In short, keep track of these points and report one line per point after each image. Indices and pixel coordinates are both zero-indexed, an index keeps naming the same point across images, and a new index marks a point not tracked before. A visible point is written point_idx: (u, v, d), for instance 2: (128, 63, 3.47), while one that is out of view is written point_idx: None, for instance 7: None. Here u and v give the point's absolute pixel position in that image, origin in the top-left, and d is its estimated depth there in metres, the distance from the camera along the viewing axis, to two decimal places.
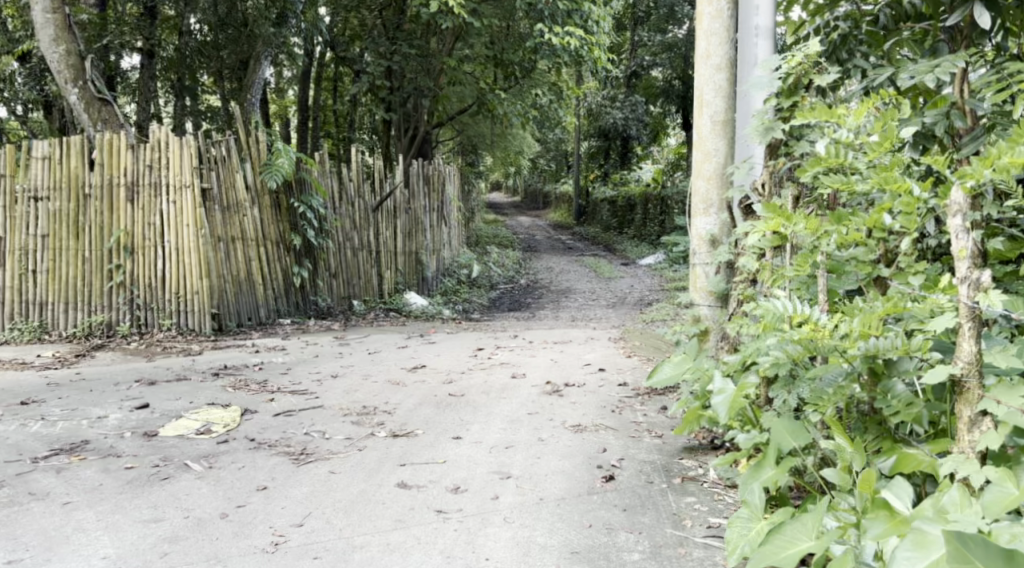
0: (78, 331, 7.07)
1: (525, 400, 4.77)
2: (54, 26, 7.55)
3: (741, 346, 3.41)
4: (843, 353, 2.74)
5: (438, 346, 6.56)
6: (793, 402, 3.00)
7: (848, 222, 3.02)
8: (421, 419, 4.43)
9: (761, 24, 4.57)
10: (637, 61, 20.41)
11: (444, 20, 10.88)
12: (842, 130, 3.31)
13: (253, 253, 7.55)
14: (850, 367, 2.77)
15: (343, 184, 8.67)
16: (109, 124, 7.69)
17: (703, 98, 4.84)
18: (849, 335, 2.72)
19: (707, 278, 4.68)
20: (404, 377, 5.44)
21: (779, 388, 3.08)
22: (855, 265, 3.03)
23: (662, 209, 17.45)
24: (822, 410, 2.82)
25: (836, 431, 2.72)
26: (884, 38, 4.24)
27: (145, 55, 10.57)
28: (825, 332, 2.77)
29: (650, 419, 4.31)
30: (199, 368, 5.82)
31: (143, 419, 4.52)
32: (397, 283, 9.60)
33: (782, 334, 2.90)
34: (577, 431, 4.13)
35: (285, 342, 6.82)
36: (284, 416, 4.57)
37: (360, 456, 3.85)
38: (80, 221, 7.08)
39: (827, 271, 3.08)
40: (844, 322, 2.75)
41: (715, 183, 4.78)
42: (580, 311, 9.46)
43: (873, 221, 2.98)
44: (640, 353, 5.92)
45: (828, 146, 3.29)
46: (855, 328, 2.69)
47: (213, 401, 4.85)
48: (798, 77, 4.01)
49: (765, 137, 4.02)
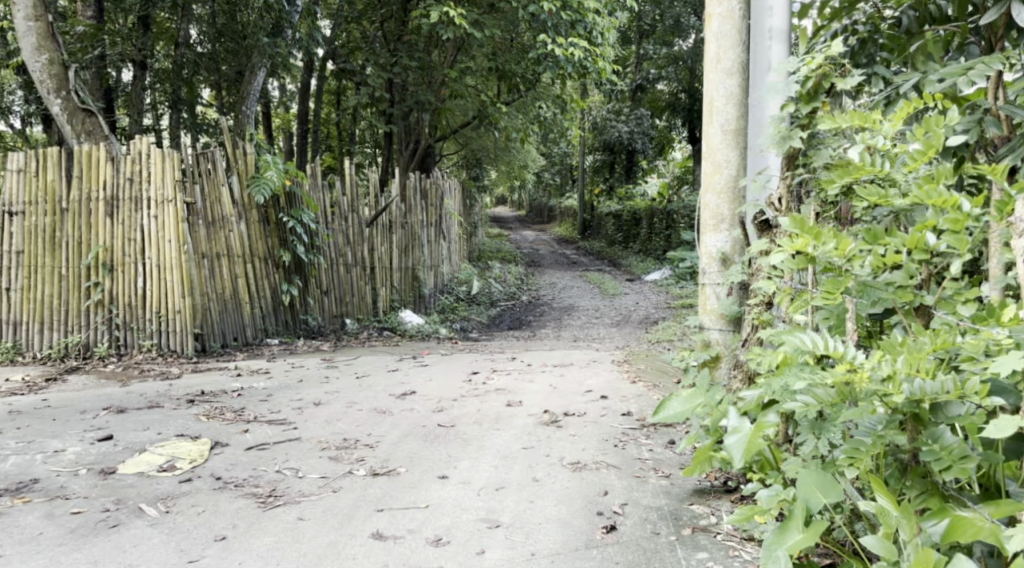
0: (53, 352, 6.67)
1: (521, 432, 4.39)
2: (36, 34, 7.19)
3: (759, 381, 3.06)
4: (883, 399, 2.42)
5: (432, 369, 6.16)
6: (823, 449, 2.68)
7: (885, 241, 2.67)
8: (405, 455, 4.05)
9: (774, 26, 4.23)
10: (643, 74, 20.06)
11: (445, 31, 10.47)
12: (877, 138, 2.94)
13: (239, 269, 7.19)
14: (888, 413, 2.46)
15: (337, 198, 8.33)
16: (91, 136, 7.32)
17: (712, 106, 4.47)
18: (890, 378, 2.40)
19: (718, 299, 4.34)
20: (392, 405, 5.05)
21: (806, 432, 2.74)
22: (893, 292, 2.64)
23: (667, 224, 17.04)
24: (859, 465, 2.50)
25: (878, 490, 2.40)
26: (906, 41, 3.87)
27: (137, 66, 10.20)
28: (863, 375, 2.44)
29: (657, 456, 3.93)
30: (175, 394, 5.45)
31: (103, 453, 4.14)
32: (391, 301, 9.23)
33: (813, 376, 2.57)
34: (576, 469, 3.75)
35: (270, 365, 6.46)
36: (256, 450, 4.20)
37: (334, 499, 3.50)
38: (57, 236, 6.73)
39: (857, 296, 2.70)
40: (885, 362, 2.42)
41: (727, 199, 4.40)
42: (582, 330, 9.07)
43: (913, 241, 2.62)
44: (645, 379, 5.52)
45: (861, 155, 2.92)
46: (899, 368, 2.37)
47: (183, 433, 4.48)
48: (818, 81, 3.63)
49: (783, 146, 3.67)
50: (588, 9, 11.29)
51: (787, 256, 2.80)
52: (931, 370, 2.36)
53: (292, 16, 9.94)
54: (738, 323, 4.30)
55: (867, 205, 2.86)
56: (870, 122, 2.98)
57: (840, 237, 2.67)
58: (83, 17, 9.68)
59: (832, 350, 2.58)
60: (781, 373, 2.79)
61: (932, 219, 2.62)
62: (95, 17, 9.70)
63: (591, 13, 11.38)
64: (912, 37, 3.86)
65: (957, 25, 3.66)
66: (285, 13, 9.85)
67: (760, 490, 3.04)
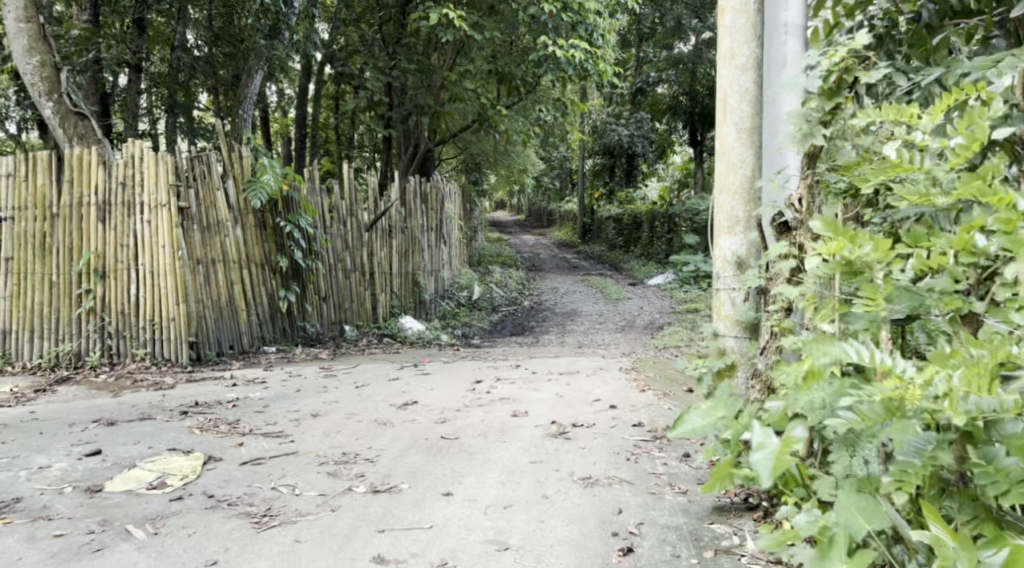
0: (44, 361, 6.45)
1: (527, 444, 4.20)
2: (27, 35, 7.01)
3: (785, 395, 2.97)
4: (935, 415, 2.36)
5: (433, 377, 5.97)
6: (861, 469, 2.63)
7: (929, 245, 2.53)
8: (407, 469, 3.87)
9: (789, 20, 4.05)
10: (642, 78, 19.88)
11: (444, 33, 10.28)
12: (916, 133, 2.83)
13: (235, 275, 7.00)
14: (939, 433, 2.39)
15: (336, 202, 8.15)
16: (84, 140, 7.11)
17: (726, 103, 4.28)
18: (944, 395, 2.33)
19: (733, 305, 4.17)
20: (392, 416, 4.86)
21: (840, 451, 2.70)
22: (938, 299, 2.51)
23: (669, 228, 16.86)
24: (908, 488, 2.44)
25: (933, 519, 2.29)
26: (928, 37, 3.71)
27: (132, 70, 9.99)
28: (916, 392, 2.38)
29: (672, 470, 3.74)
30: (168, 405, 5.26)
31: (90, 469, 3.95)
32: (391, 307, 9.04)
33: (857, 392, 2.52)
34: (588, 485, 3.58)
35: (267, 374, 6.27)
36: (252, 465, 4.01)
37: (332, 519, 3.34)
38: (48, 242, 6.52)
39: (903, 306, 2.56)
40: (938, 379, 2.36)
41: (742, 200, 4.21)
42: (587, 336, 8.88)
43: (961, 242, 2.49)
44: (655, 387, 5.33)
45: (899, 152, 2.80)
46: (955, 386, 2.30)
47: (175, 447, 4.29)
48: (841, 75, 3.43)
49: (804, 144, 3.50)
50: (589, 10, 11.11)
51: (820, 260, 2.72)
52: (989, 387, 2.28)
53: (289, 18, 9.74)
54: (755, 330, 4.13)
55: (902, 205, 2.70)
56: (907, 117, 2.88)
57: (878, 242, 2.60)
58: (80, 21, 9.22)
59: (878, 362, 2.53)
60: (808, 390, 2.73)
61: (979, 219, 2.48)
62: (92, 21, 9.30)
63: (592, 15, 11.21)
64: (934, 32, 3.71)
65: (982, 17, 3.53)
66: (283, 15, 9.65)
67: (796, 515, 2.86)
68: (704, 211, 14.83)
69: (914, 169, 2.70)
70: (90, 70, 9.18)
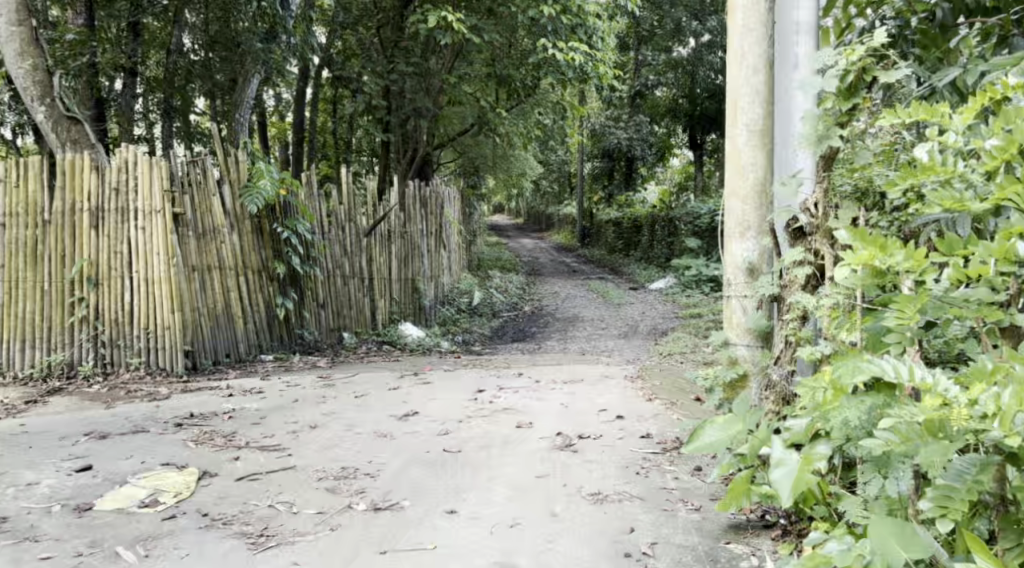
0: (35, 372, 6.22)
1: (533, 457, 4.08)
2: (19, 39, 6.85)
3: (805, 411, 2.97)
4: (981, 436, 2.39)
5: (435, 386, 5.84)
6: (895, 492, 2.69)
7: (965, 252, 2.56)
8: (409, 485, 3.74)
9: (801, 18, 3.89)
10: (641, 81, 19.75)
11: (443, 36, 10.11)
12: (948, 133, 2.76)
13: (232, 283, 6.88)
14: (983, 454, 2.44)
15: (333, 208, 8.04)
16: (77, 145, 6.95)
17: (737, 105, 4.14)
18: (990, 415, 2.37)
19: (745, 314, 4.02)
20: (393, 428, 4.72)
21: (872, 473, 2.76)
22: (978, 308, 2.53)
23: (669, 232, 16.70)
24: (953, 515, 2.47)
25: (979, 551, 2.33)
26: (940, 35, 3.62)
27: (127, 74, 9.83)
28: (964, 412, 2.40)
29: (683, 485, 3.62)
30: (163, 417, 5.12)
31: (80, 486, 3.81)
32: (391, 313, 8.90)
33: (896, 412, 2.54)
34: (596, 502, 3.47)
35: (265, 383, 6.14)
36: (248, 481, 3.88)
37: (332, 539, 3.25)
38: (38, 249, 6.28)
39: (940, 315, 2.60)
40: (984, 398, 2.39)
41: (753, 205, 4.07)
42: (589, 342, 8.73)
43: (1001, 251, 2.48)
44: (662, 396, 5.20)
45: (930, 155, 2.75)
46: (1007, 405, 2.33)
47: (168, 462, 4.14)
48: (858, 75, 3.34)
49: (820, 146, 3.43)
50: (588, 13, 10.96)
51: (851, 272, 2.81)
52: None
53: (286, 21, 9.59)
54: (768, 339, 3.98)
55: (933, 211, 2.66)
56: (938, 117, 2.80)
57: (909, 248, 2.65)
58: (74, 24, 9.01)
59: (918, 381, 2.52)
60: (839, 407, 2.76)
61: (1018, 225, 2.49)
62: (87, 24, 9.15)
63: (592, 18, 11.06)
64: (948, 32, 3.61)
65: (1000, 17, 3.41)
66: (279, 18, 9.51)
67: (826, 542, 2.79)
68: (705, 215, 14.67)
69: (944, 173, 2.64)
70: (85, 73, 9.01)
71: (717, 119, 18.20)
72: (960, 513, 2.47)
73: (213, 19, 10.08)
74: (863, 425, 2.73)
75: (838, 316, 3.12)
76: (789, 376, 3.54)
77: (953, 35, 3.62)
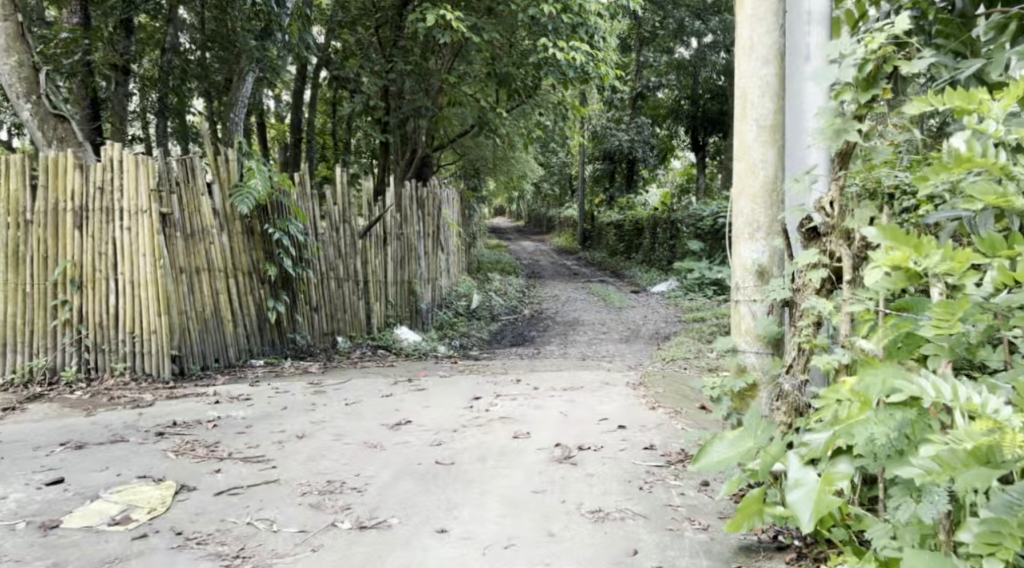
0: (15, 377, 5.92)
1: (530, 470, 3.86)
2: (5, 35, 6.52)
3: (823, 427, 2.81)
4: None
5: (429, 394, 5.61)
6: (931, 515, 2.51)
7: (1010, 253, 2.53)
8: (397, 500, 3.52)
9: (813, 8, 3.75)
10: (643, 83, 19.60)
11: (441, 36, 9.88)
12: (988, 121, 2.70)
13: (221, 284, 6.66)
14: None
15: (327, 208, 7.81)
16: (65, 144, 6.65)
17: (746, 98, 3.89)
18: None
19: (755, 319, 3.80)
20: (384, 438, 4.49)
21: (904, 496, 2.62)
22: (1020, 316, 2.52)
23: (671, 234, 16.44)
24: (1004, 554, 2.37)
25: None
26: (961, 26, 3.37)
27: (120, 72, 9.53)
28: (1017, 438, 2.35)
29: (690, 502, 3.41)
30: (144, 426, 4.90)
31: (49, 501, 3.60)
32: (386, 317, 8.68)
33: (937, 438, 2.48)
34: (597, 520, 3.27)
35: (253, 389, 5.91)
36: (227, 495, 3.66)
37: (313, 562, 3.05)
38: (18, 251, 5.98)
39: (979, 323, 2.59)
40: None
41: (762, 204, 3.84)
42: (590, 347, 8.49)
43: None
44: (666, 405, 4.97)
45: (970, 144, 2.69)
46: None
47: (145, 474, 3.92)
48: (879, 65, 3.15)
49: (836, 141, 3.19)
50: (590, 11, 10.68)
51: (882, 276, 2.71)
52: None
53: (282, 19, 9.18)
54: (778, 346, 3.77)
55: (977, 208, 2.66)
56: (977, 104, 2.73)
57: (946, 248, 2.62)
58: (69, 22, 8.44)
59: (965, 402, 2.47)
60: (866, 421, 2.64)
61: None
62: (82, 24, 8.45)
63: (593, 17, 10.77)
64: (968, 24, 3.37)
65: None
66: (276, 16, 9.11)
67: None
68: (707, 217, 14.42)
69: (984, 164, 2.62)
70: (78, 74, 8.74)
71: (720, 120, 17.99)
72: (1008, 551, 2.38)
73: (209, 17, 9.84)
74: (889, 443, 2.63)
75: (869, 320, 2.89)
76: (802, 387, 3.35)
77: (975, 26, 3.38)
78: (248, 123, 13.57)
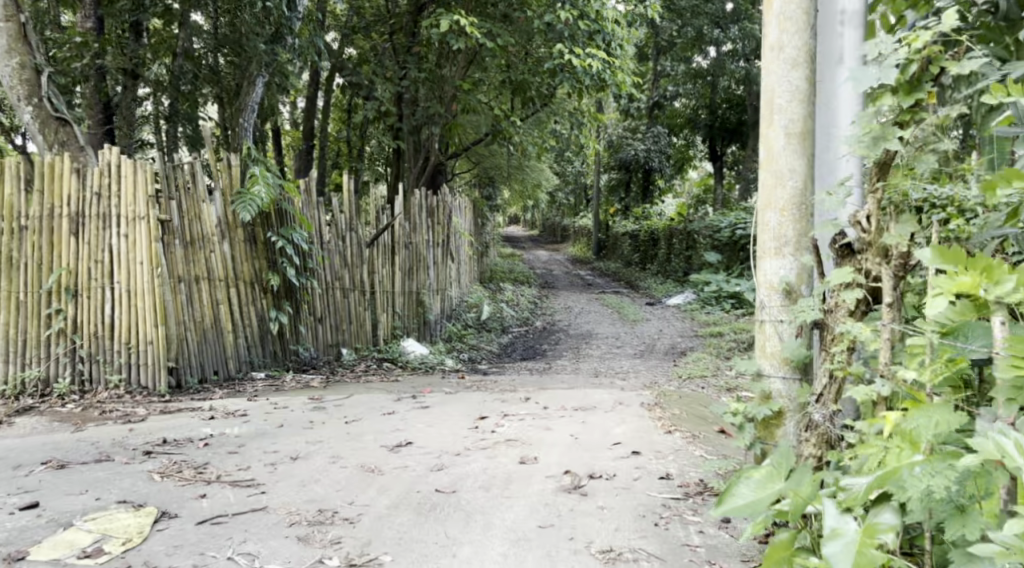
0: (6, 388, 5.68)
1: (536, 501, 3.60)
2: (6, 35, 6.19)
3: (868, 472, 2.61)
4: None
5: (434, 412, 5.33)
6: None
7: None
8: (392, 535, 3.33)
9: (847, 8, 3.51)
10: (660, 92, 19.29)
11: (455, 42, 9.58)
12: None
13: (221, 294, 6.41)
14: None
15: (334, 216, 7.56)
16: (67, 147, 6.31)
17: (772, 102, 3.60)
18: None
19: (781, 341, 3.53)
20: (382, 461, 4.22)
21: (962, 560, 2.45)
22: None
23: (688, 244, 16.12)
24: None
25: None
26: (1007, 29, 3.01)
27: (127, 76, 8.80)
28: None
29: (710, 544, 3.23)
30: (133, 443, 4.64)
31: (19, 529, 3.36)
32: (395, 328, 8.42)
33: None
34: (607, 563, 3.12)
35: (251, 405, 5.65)
36: (211, 525, 3.42)
37: None
38: (13, 257, 5.77)
39: None
40: None
41: (792, 218, 3.55)
42: (603, 362, 8.20)
43: None
44: (682, 429, 4.69)
45: None
46: None
47: (126, 499, 3.66)
48: (923, 67, 2.91)
49: (874, 149, 2.97)
50: (608, 18, 10.32)
51: (943, 304, 2.56)
52: None
53: (293, 22, 8.85)
54: (807, 371, 3.51)
55: None
56: None
57: (1019, 274, 2.50)
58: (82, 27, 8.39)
59: None
60: (921, 476, 2.49)
61: None
62: (94, 29, 8.42)
63: (610, 23, 10.40)
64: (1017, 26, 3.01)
65: None
66: (286, 19, 8.77)
67: None
68: (725, 229, 14.10)
69: None
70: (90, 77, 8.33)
71: (738, 130, 18.26)
72: None
73: (222, 22, 9.51)
74: (947, 497, 2.48)
75: (918, 352, 2.68)
76: (832, 417, 3.11)
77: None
78: (262, 130, 13.32)
